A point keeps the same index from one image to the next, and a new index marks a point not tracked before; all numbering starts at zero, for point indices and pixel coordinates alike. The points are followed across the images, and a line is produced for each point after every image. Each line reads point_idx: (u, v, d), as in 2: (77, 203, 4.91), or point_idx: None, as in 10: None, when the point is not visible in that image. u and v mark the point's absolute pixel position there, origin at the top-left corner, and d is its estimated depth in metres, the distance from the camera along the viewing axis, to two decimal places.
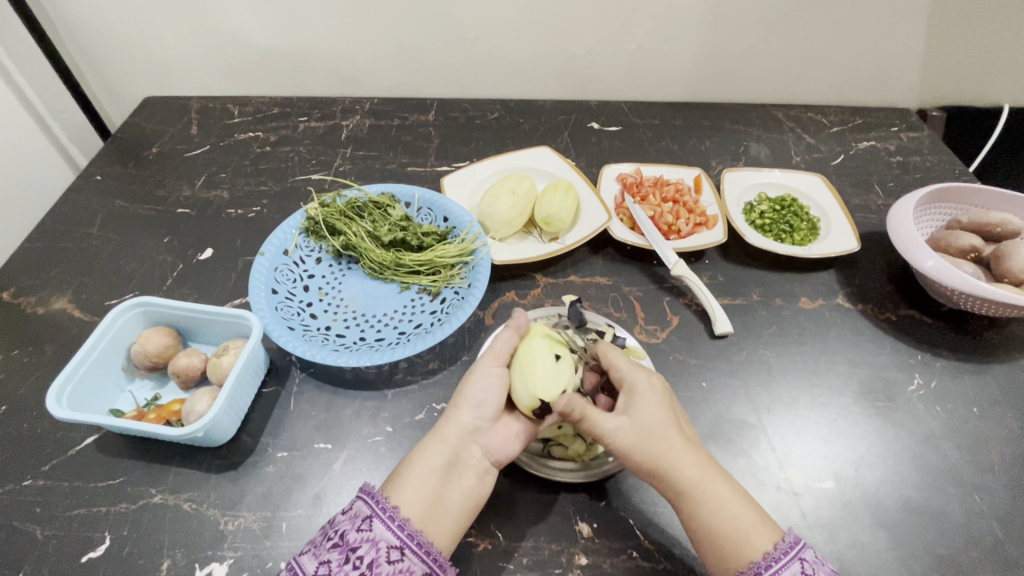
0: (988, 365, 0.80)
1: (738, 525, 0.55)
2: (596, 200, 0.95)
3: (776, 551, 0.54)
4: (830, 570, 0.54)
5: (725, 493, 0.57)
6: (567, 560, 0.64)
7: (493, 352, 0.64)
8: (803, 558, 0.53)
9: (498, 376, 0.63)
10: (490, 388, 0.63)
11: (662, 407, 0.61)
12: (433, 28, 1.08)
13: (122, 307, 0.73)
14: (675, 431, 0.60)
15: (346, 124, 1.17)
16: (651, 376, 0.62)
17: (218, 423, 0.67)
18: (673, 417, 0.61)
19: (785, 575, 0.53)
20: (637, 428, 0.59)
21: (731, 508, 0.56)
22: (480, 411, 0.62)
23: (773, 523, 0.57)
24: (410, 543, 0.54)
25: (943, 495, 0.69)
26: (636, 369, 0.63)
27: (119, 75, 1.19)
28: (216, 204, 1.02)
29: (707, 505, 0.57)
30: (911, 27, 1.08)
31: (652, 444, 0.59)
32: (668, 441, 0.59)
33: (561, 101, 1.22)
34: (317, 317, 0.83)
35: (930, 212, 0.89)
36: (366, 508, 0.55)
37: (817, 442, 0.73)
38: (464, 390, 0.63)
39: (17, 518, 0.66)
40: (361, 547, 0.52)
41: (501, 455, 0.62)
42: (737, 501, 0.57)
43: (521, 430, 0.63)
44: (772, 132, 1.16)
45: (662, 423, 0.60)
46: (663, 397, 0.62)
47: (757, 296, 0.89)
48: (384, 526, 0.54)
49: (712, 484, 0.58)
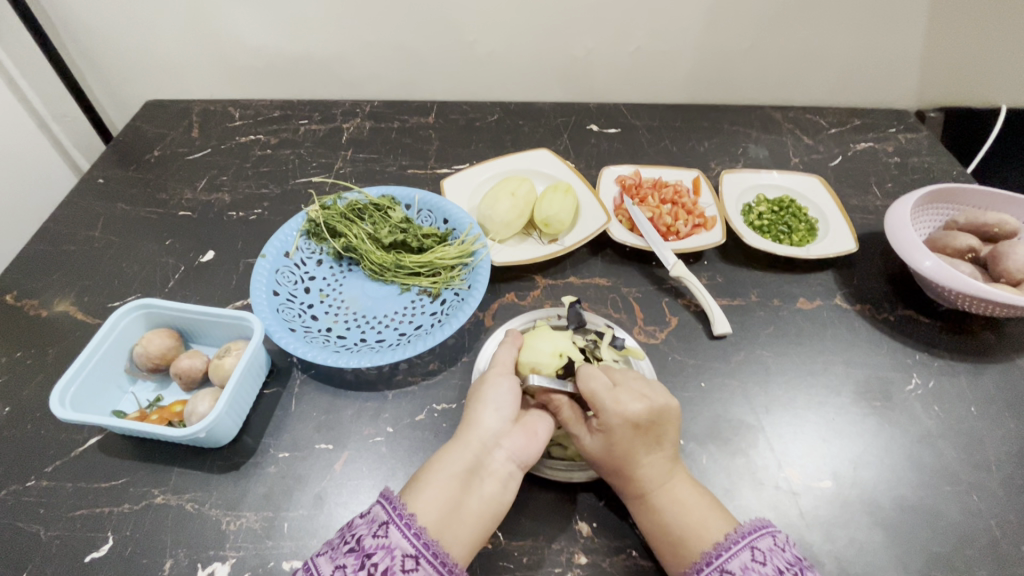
0: (985, 365, 0.81)
1: (676, 539, 0.57)
2: (595, 201, 0.96)
3: (726, 541, 0.55)
4: (789, 558, 0.54)
5: (672, 507, 0.59)
6: (567, 559, 0.64)
7: (500, 363, 0.67)
8: (756, 546, 0.54)
9: (509, 380, 0.65)
10: (508, 393, 0.64)
11: (624, 434, 0.60)
12: (432, 31, 1.09)
13: (125, 309, 0.74)
14: (632, 452, 0.60)
15: (346, 127, 1.17)
16: (621, 408, 0.60)
17: (220, 424, 0.68)
18: (637, 440, 0.60)
19: (736, 562, 0.54)
20: (595, 445, 0.62)
21: (673, 523, 0.58)
22: (500, 414, 0.63)
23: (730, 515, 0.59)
24: (425, 553, 0.52)
25: (940, 494, 0.70)
26: (609, 402, 0.60)
27: (121, 79, 1.20)
28: (218, 206, 1.03)
29: (649, 519, 0.60)
30: (909, 28, 1.08)
31: (603, 461, 0.62)
32: (623, 462, 0.61)
33: (560, 103, 1.22)
34: (318, 318, 0.84)
35: (928, 213, 0.90)
36: (383, 514, 0.54)
37: (815, 442, 0.74)
38: (481, 396, 0.64)
39: (21, 518, 0.67)
40: (377, 554, 0.51)
41: (525, 458, 0.62)
42: (683, 520, 0.58)
43: (539, 429, 0.64)
44: (770, 134, 1.17)
45: (621, 447, 0.60)
46: (629, 428, 0.60)
47: (754, 296, 0.90)
48: (400, 533, 0.53)
49: (661, 500, 0.60)
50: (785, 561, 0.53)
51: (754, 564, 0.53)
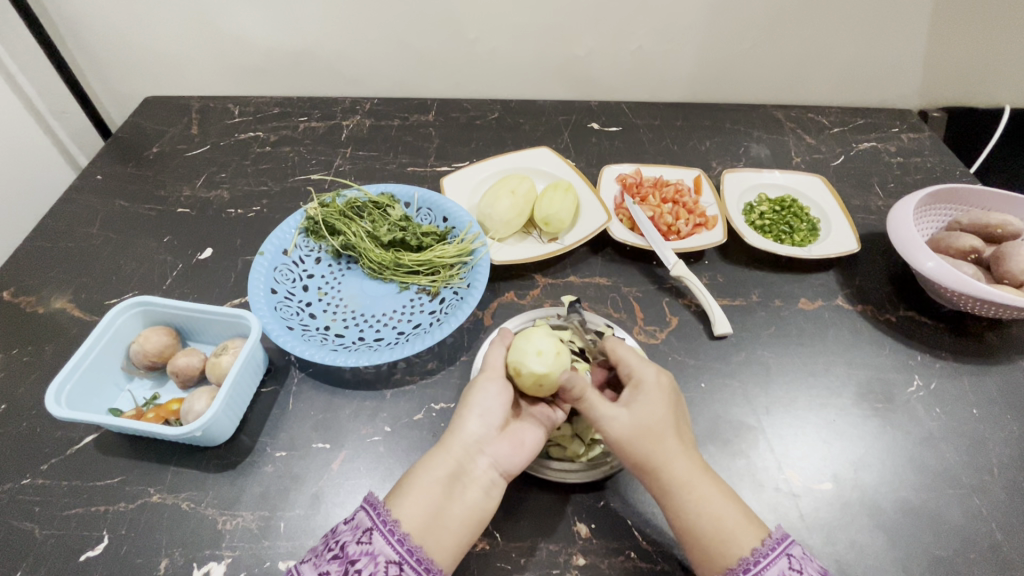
0: (988, 367, 0.80)
1: (725, 527, 0.55)
2: (595, 200, 0.95)
3: (763, 547, 0.53)
4: (819, 567, 0.53)
5: (713, 492, 0.57)
6: (565, 560, 0.64)
7: (490, 367, 0.66)
8: (791, 553, 0.53)
9: (497, 385, 0.65)
10: (494, 398, 0.64)
11: (663, 406, 0.61)
12: (432, 28, 1.08)
13: (122, 307, 0.73)
14: (672, 429, 0.60)
15: (346, 124, 1.17)
16: (659, 374, 0.63)
17: (217, 423, 0.67)
18: (671, 417, 0.61)
19: (773, 571, 0.52)
20: (633, 421, 0.59)
21: (716, 509, 0.56)
22: (484, 418, 0.62)
23: (758, 521, 0.56)
24: (409, 559, 0.52)
25: (942, 497, 0.69)
26: (642, 363, 0.64)
27: (121, 75, 1.20)
28: (217, 204, 1.03)
29: (693, 506, 0.56)
30: (912, 27, 1.08)
31: (642, 439, 0.59)
32: (662, 434, 0.59)
33: (561, 101, 1.22)
34: (316, 317, 0.83)
35: (930, 213, 0.89)
36: (367, 520, 0.54)
37: (816, 444, 0.73)
38: (467, 400, 0.64)
39: (16, 517, 0.66)
40: (361, 560, 0.52)
41: (508, 466, 0.61)
42: (725, 504, 0.57)
43: (526, 439, 0.63)
44: (772, 133, 1.16)
45: (661, 419, 0.60)
46: (666, 397, 0.62)
47: (755, 297, 0.89)
48: (384, 539, 0.53)
49: (702, 485, 0.58)
50: (816, 571, 0.53)
51: (792, 573, 0.52)
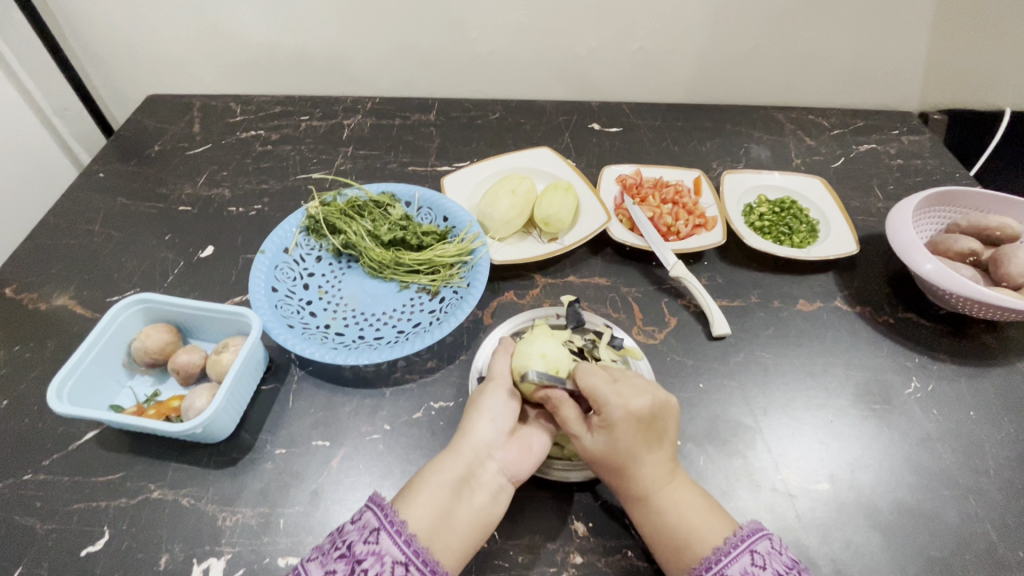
0: (985, 369, 0.80)
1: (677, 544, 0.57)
2: (595, 200, 0.96)
3: (726, 546, 0.55)
4: (788, 561, 0.53)
5: (674, 509, 0.58)
6: (562, 558, 0.64)
7: (499, 372, 0.67)
8: (756, 550, 0.54)
9: (507, 391, 0.66)
10: (504, 404, 0.65)
11: (626, 431, 0.59)
12: (434, 27, 1.09)
13: (124, 303, 0.74)
14: (637, 450, 0.59)
15: (347, 123, 1.17)
16: (625, 400, 0.59)
17: (217, 420, 0.68)
18: (636, 439, 0.59)
19: (736, 567, 0.53)
20: (593, 444, 0.60)
21: (674, 527, 0.57)
22: (494, 424, 0.64)
23: (730, 516, 0.59)
24: (415, 560, 0.53)
25: (938, 498, 0.69)
26: (610, 395, 0.60)
27: (123, 73, 1.20)
28: (218, 202, 1.03)
29: (652, 521, 0.58)
30: (913, 30, 1.08)
31: (604, 460, 0.60)
32: (622, 458, 0.59)
33: (562, 101, 1.22)
34: (316, 315, 0.84)
35: (929, 216, 0.90)
36: (374, 520, 0.55)
37: (813, 444, 0.74)
38: (478, 405, 0.65)
39: (18, 512, 0.67)
40: (367, 560, 0.51)
41: (516, 471, 0.62)
42: (686, 520, 0.57)
43: (533, 445, 0.64)
44: (772, 134, 1.16)
45: (623, 444, 0.59)
46: (633, 422, 0.59)
47: (754, 298, 0.89)
48: (390, 540, 0.53)
49: (662, 501, 0.59)
50: (783, 565, 0.53)
51: (754, 568, 0.53)
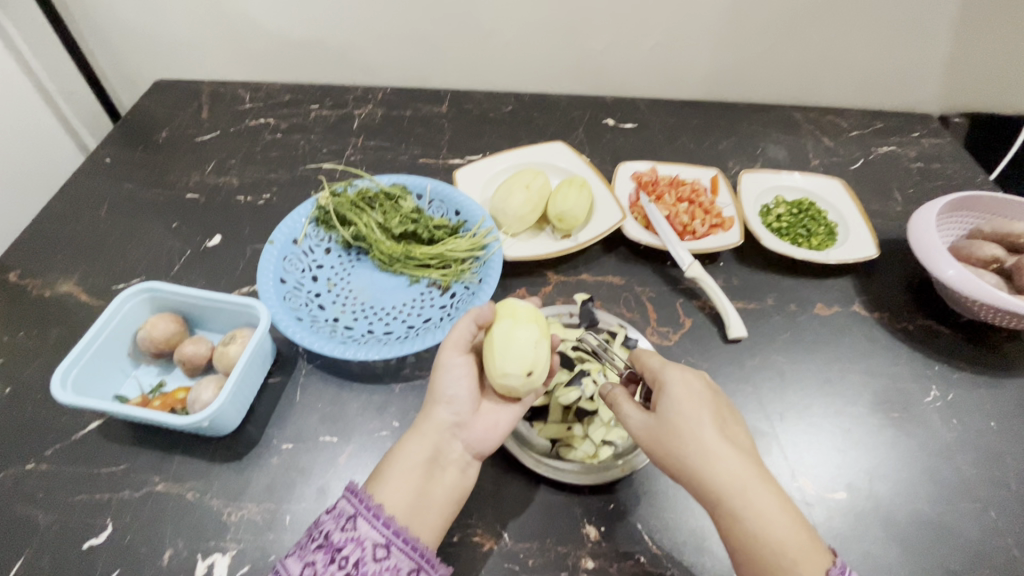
0: (1006, 379, 0.79)
1: (786, 551, 0.50)
2: (611, 197, 0.94)
3: None
4: None
5: (769, 504, 0.53)
6: (574, 563, 0.63)
7: (452, 342, 0.63)
8: None
9: (465, 367, 0.64)
10: (461, 383, 0.63)
11: (695, 405, 0.58)
12: (447, 17, 1.07)
13: (129, 292, 0.72)
14: (711, 430, 0.56)
15: (357, 113, 1.15)
16: (685, 373, 0.60)
17: (223, 413, 0.66)
18: (710, 417, 0.57)
19: None
20: (664, 423, 0.58)
21: (773, 523, 0.52)
22: (453, 407, 0.62)
23: (818, 539, 0.52)
24: (396, 541, 0.53)
25: (957, 510, 0.68)
26: (666, 366, 0.61)
27: (131, 58, 1.18)
28: (226, 190, 1.01)
29: (749, 521, 0.52)
30: (937, 30, 1.05)
31: (679, 439, 0.56)
32: (700, 438, 0.56)
33: (576, 96, 1.20)
34: (325, 308, 0.82)
35: (952, 220, 0.88)
36: (349, 507, 0.54)
37: (829, 452, 0.72)
38: (434, 386, 0.63)
39: (20, 502, 0.66)
40: (347, 547, 0.51)
41: (483, 447, 0.62)
42: (780, 517, 0.52)
43: (500, 422, 0.64)
44: (790, 134, 1.15)
45: (693, 419, 0.57)
46: (699, 398, 0.59)
47: (770, 301, 0.88)
48: (369, 524, 0.53)
49: (759, 496, 0.53)
50: None
51: None
